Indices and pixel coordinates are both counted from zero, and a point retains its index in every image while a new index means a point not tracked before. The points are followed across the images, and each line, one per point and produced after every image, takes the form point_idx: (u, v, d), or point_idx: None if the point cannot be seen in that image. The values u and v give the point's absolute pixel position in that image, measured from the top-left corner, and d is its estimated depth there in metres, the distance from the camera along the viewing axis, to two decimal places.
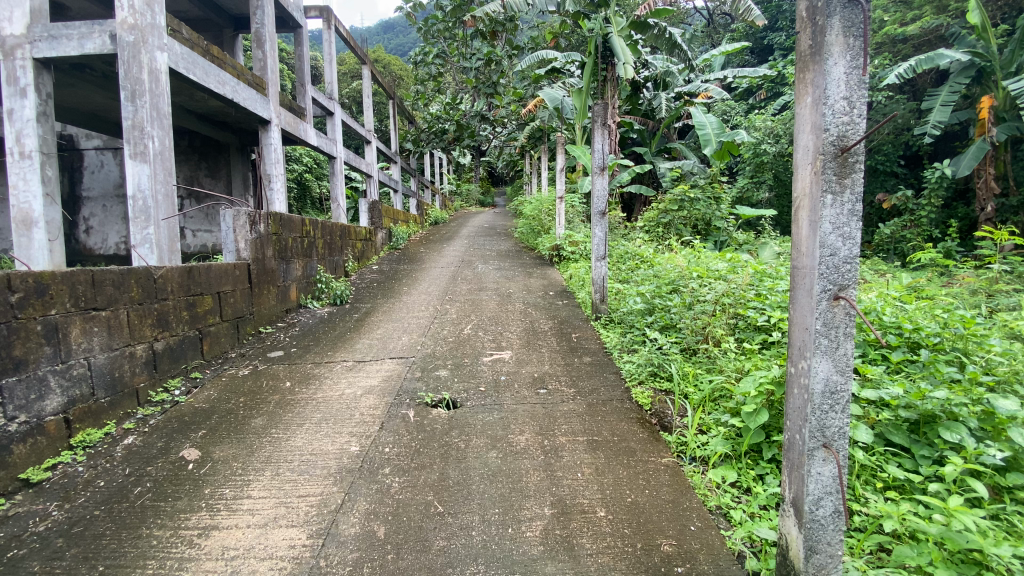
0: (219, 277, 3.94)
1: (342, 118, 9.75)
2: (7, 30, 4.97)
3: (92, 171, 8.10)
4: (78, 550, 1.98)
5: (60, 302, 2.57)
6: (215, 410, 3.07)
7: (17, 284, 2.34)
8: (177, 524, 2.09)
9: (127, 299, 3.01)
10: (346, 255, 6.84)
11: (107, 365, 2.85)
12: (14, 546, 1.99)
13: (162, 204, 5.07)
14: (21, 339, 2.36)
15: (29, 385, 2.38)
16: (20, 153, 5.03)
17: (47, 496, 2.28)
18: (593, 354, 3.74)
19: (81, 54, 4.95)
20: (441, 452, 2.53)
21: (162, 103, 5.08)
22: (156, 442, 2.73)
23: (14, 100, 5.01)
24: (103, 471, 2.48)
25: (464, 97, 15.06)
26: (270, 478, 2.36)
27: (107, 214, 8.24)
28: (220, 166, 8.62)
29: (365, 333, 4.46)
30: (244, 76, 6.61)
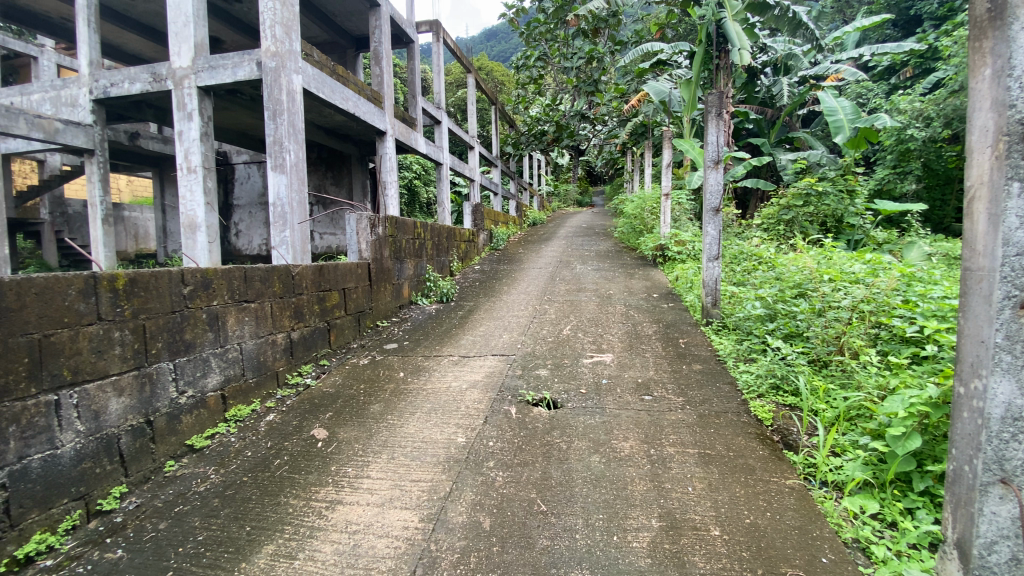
0: (345, 275, 4.34)
1: (449, 125, 10.23)
2: (179, 63, 5.92)
3: (242, 183, 9.41)
4: (229, 510, 2.29)
5: (221, 295, 3.00)
6: (340, 395, 3.38)
7: (189, 278, 2.78)
8: (309, 496, 2.33)
9: (271, 293, 3.43)
10: (451, 255, 7.16)
11: (255, 351, 3.27)
12: (179, 503, 2.35)
13: (296, 210, 5.71)
14: (191, 325, 2.80)
15: (196, 364, 2.81)
16: (189, 169, 5.97)
17: (207, 461, 2.67)
18: (704, 362, 3.52)
19: (233, 80, 5.75)
20: (543, 451, 2.54)
21: (298, 119, 5.72)
22: (292, 420, 3.08)
23: (184, 124, 5.96)
24: (249, 443, 2.85)
25: (565, 98, 15.07)
26: (387, 461, 2.54)
27: (252, 220, 9.48)
28: (343, 174, 9.48)
29: (470, 330, 4.63)
30: (364, 91, 7.24)
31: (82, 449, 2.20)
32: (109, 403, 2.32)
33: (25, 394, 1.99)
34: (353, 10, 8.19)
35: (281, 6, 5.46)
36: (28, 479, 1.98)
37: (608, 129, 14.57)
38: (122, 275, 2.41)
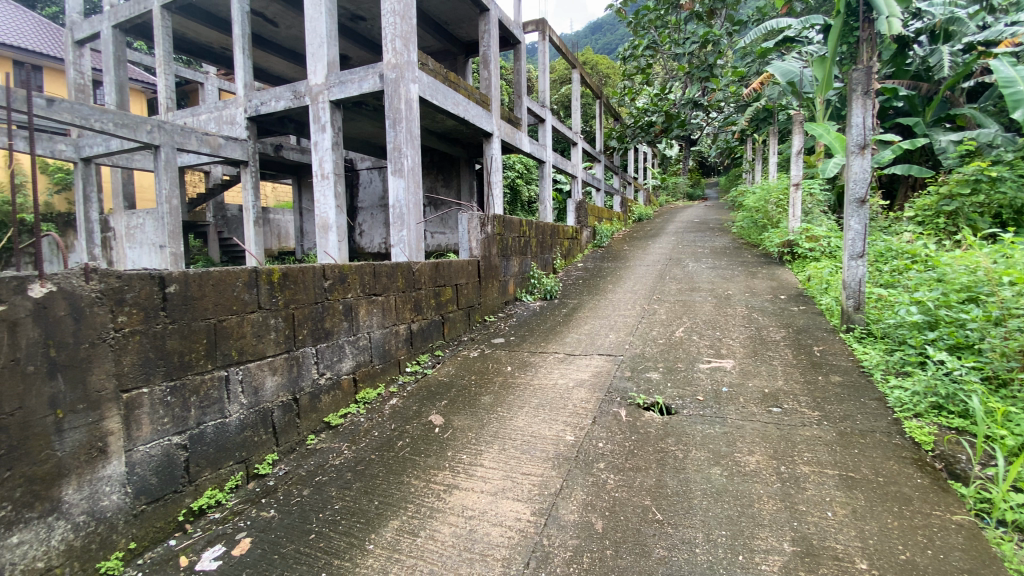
0: (458, 271, 4.57)
1: (553, 122, 10.26)
2: (315, 81, 6.64)
3: (365, 187, 10.32)
4: (360, 483, 2.53)
5: (354, 288, 3.33)
6: (453, 384, 3.57)
7: (329, 273, 3.11)
8: (428, 478, 2.49)
9: (395, 288, 3.72)
10: (555, 253, 7.20)
11: (381, 340, 3.57)
12: (319, 473, 2.65)
13: (412, 211, 6.13)
14: (330, 315, 3.13)
15: (333, 349, 3.14)
16: (322, 175, 6.67)
17: (341, 438, 2.98)
18: (844, 374, 3.15)
19: (360, 93, 6.31)
20: (657, 457, 2.45)
21: (414, 126, 6.11)
22: (412, 406, 3.32)
23: (319, 136, 6.67)
24: (376, 424, 3.13)
25: (675, 86, 14.33)
26: (498, 452, 2.63)
27: (374, 221, 10.34)
28: (453, 176, 9.95)
29: (575, 328, 4.61)
30: (473, 95, 7.53)
31: (245, 419, 2.57)
32: (266, 381, 2.69)
33: (203, 369, 2.37)
34: (464, 17, 8.53)
35: (400, 20, 5.86)
36: (203, 442, 2.36)
37: (723, 116, 13.58)
38: (277, 270, 2.77)
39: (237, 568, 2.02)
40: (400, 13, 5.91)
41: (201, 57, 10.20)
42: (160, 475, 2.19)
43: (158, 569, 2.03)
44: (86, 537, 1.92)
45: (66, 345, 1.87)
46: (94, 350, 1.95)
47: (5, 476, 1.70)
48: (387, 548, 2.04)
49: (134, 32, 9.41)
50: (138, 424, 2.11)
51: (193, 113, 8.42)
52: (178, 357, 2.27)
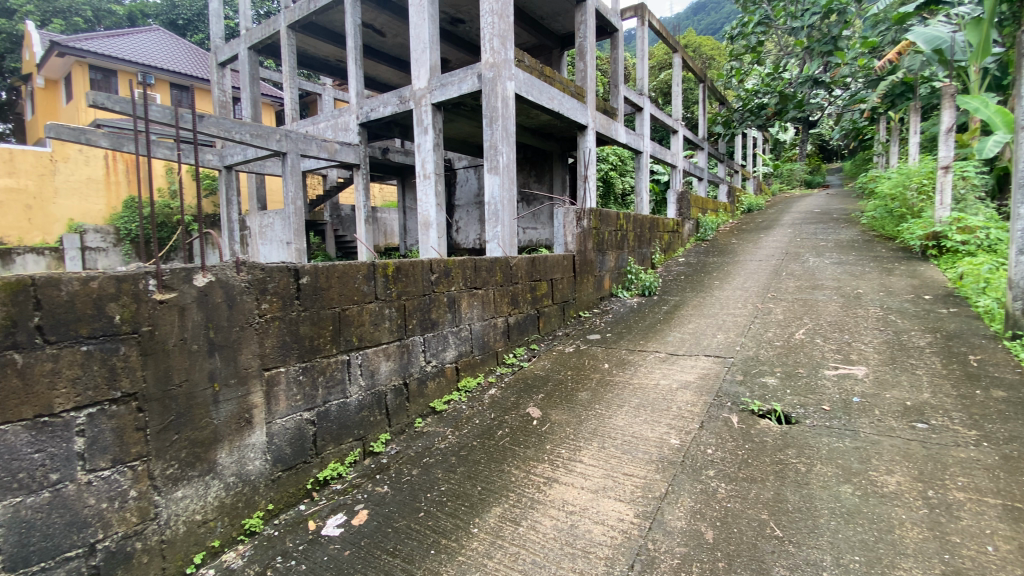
0: (554, 265, 4.57)
1: (652, 111, 9.85)
2: (418, 85, 6.99)
3: (462, 185, 10.71)
4: (464, 468, 2.63)
5: (457, 282, 3.46)
6: (550, 378, 3.59)
7: (435, 267, 3.27)
8: (528, 469, 2.52)
9: (494, 282, 3.81)
10: (654, 247, 6.92)
11: (481, 331, 3.68)
12: (426, 455, 2.81)
13: (507, 207, 6.25)
14: (436, 306, 3.29)
15: (438, 339, 3.30)
16: (425, 175, 7.03)
17: (445, 423, 3.13)
18: (1012, 389, 2.66)
19: (459, 94, 6.53)
20: (775, 469, 2.26)
21: (510, 123, 6.20)
22: (510, 397, 3.39)
23: (422, 138, 7.03)
24: (477, 412, 3.24)
25: (791, 64, 13.05)
26: (598, 450, 2.60)
27: (470, 218, 10.68)
28: (546, 171, 9.94)
29: (677, 327, 4.40)
30: (569, 89, 7.46)
31: (363, 400, 2.80)
32: (381, 366, 2.90)
33: (329, 352, 2.61)
34: (560, 9, 8.47)
35: (498, 19, 5.97)
36: (329, 419, 2.61)
37: (850, 94, 12.10)
38: (390, 264, 2.97)
39: (357, 536, 2.21)
40: (499, 12, 6.02)
41: (320, 70, 11.22)
42: (293, 446, 2.45)
43: (291, 530, 2.29)
44: (235, 496, 2.22)
45: (222, 327, 2.15)
46: (243, 333, 2.23)
47: (176, 438, 2.01)
48: (491, 534, 2.10)
49: (266, 53, 10.60)
50: (277, 400, 2.38)
51: (313, 123, 9.31)
52: (309, 342, 2.52)
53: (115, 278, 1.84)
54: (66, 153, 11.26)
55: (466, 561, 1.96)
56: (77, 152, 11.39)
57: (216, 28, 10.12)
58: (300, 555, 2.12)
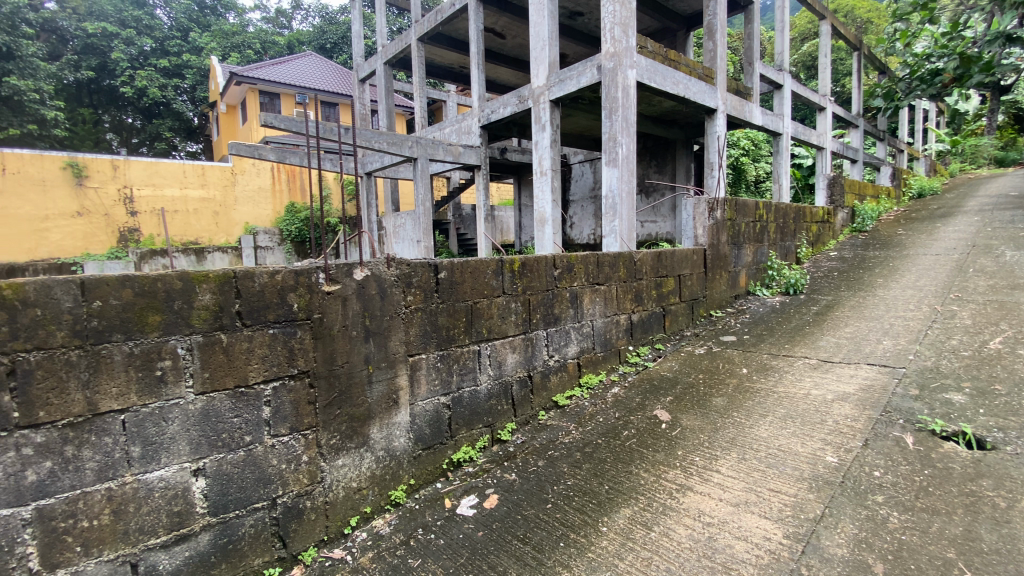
0: (682, 260, 4.32)
1: (792, 88, 8.86)
2: (537, 83, 7.08)
3: (578, 180, 10.65)
4: (591, 466, 2.60)
5: (580, 277, 3.44)
6: (678, 381, 3.41)
7: (558, 262, 3.28)
8: (659, 474, 2.43)
9: (617, 278, 3.72)
10: (798, 239, 6.20)
11: (604, 328, 3.62)
12: (551, 448, 2.84)
13: (626, 201, 6.06)
14: (559, 302, 3.30)
15: (561, 334, 3.31)
16: (542, 172, 7.12)
17: (568, 418, 3.14)
18: None
19: (578, 88, 6.48)
20: (966, 503, 1.90)
21: (631, 113, 6.00)
22: (635, 397, 3.29)
23: (540, 134, 7.11)
24: (601, 409, 3.19)
25: (978, 16, 10.82)
26: (738, 461, 2.41)
27: (584, 213, 10.56)
28: (667, 161, 9.43)
29: (830, 330, 3.90)
30: (695, 71, 6.99)
31: (492, 389, 2.91)
32: (508, 357, 2.99)
33: (462, 342, 2.76)
34: None
35: (620, 7, 5.79)
36: (462, 404, 2.76)
37: None
38: (517, 259, 3.04)
39: (489, 519, 2.31)
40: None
41: (444, 77, 11.90)
42: (432, 428, 2.64)
43: (430, 505, 2.48)
44: (383, 468, 2.45)
45: (375, 316, 2.39)
46: (392, 322, 2.46)
47: (338, 413, 2.28)
48: (621, 534, 2.06)
49: (398, 66, 11.52)
50: (419, 384, 2.58)
51: (439, 128, 9.92)
52: (445, 332, 2.68)
53: (294, 272, 2.13)
54: (243, 167, 13.40)
55: (596, 558, 1.95)
56: (251, 166, 13.48)
57: (357, 48, 11.23)
58: (438, 530, 2.29)
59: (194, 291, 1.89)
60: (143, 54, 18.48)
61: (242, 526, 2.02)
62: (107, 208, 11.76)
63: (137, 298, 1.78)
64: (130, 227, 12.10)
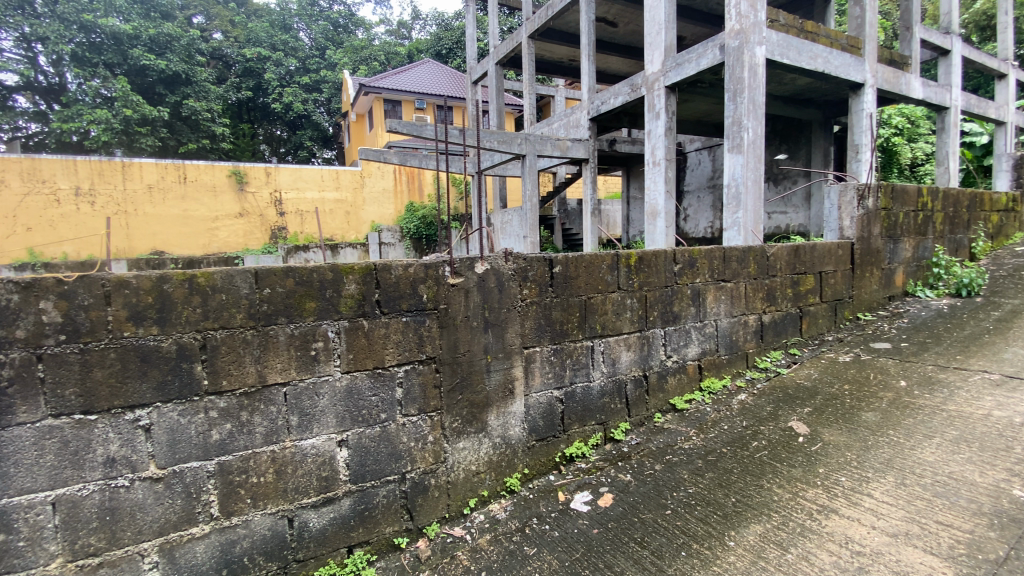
0: (823, 256, 3.86)
1: (964, 52, 7.51)
2: (652, 70, 6.79)
3: (693, 170, 10.07)
4: (714, 475, 2.46)
5: (703, 273, 3.24)
6: (818, 391, 3.07)
7: (680, 257, 3.12)
8: (796, 492, 2.23)
9: (746, 274, 3.44)
10: (974, 232, 5.23)
11: (729, 329, 3.37)
12: (669, 452, 2.72)
13: (751, 190, 5.57)
14: (679, 299, 3.14)
15: (681, 333, 3.15)
16: (655, 162, 6.85)
17: (688, 422, 2.98)
18: None
19: (697, 71, 6.08)
20: None
21: (759, 94, 5.50)
22: (766, 405, 3.03)
23: (653, 123, 6.83)
24: (725, 416, 2.99)
25: None
26: (895, 487, 2.15)
27: (701, 205, 9.96)
28: (800, 145, 8.49)
29: (1018, 341, 3.31)
30: (838, 42, 6.19)
31: (605, 387, 2.86)
32: (622, 355, 2.91)
33: (577, 338, 2.75)
34: None
35: None
36: (576, 399, 2.75)
37: None
38: (634, 254, 2.94)
39: (605, 517, 2.29)
40: None
41: (554, 72, 11.91)
42: (545, 420, 2.67)
43: (544, 496, 2.52)
44: (500, 454, 2.53)
45: (494, 308, 2.47)
46: (509, 314, 2.52)
47: (460, 398, 2.40)
48: (752, 552, 1.93)
49: (509, 65, 11.76)
50: (533, 376, 2.62)
51: (548, 123, 9.98)
52: (560, 326, 2.69)
53: (423, 265, 2.28)
54: (370, 170, 14.71)
55: (723, 572, 1.86)
56: (377, 168, 14.75)
57: (470, 51, 11.67)
58: (552, 522, 2.32)
59: (342, 281, 2.10)
60: (289, 73, 20.97)
61: (377, 496, 2.22)
62: (262, 209, 13.63)
63: (297, 286, 2.02)
64: (279, 226, 13.89)
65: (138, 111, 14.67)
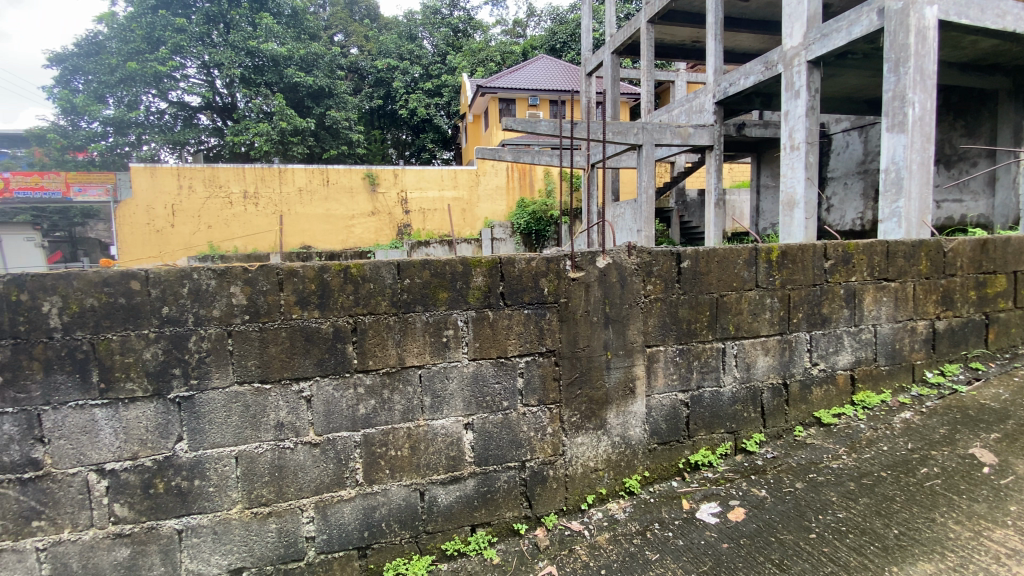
0: (1022, 252, 3.19)
1: None
2: (791, 45, 6.15)
3: (839, 154, 8.91)
4: (869, 501, 2.24)
5: (860, 271, 2.84)
6: (1011, 416, 2.68)
7: (831, 253, 2.77)
8: (978, 530, 2.04)
9: (916, 273, 2.95)
10: None
11: (891, 336, 2.93)
12: (813, 471, 2.48)
13: (917, 174, 4.75)
14: (829, 300, 2.79)
15: (830, 339, 2.80)
16: (793, 146, 6.17)
17: (836, 439, 2.66)
18: None
19: (847, 42, 5.35)
20: None
21: (928, 62, 4.69)
22: (938, 428, 2.65)
23: (792, 104, 6.17)
24: (884, 436, 2.64)
25: None
26: None
27: (848, 193, 8.79)
28: (983, 119, 7.09)
29: None
30: None
31: (737, 393, 2.64)
32: (758, 360, 2.67)
33: (705, 338, 2.57)
34: None
35: None
36: (702, 404, 2.59)
37: None
38: (776, 248, 2.67)
39: (736, 533, 2.16)
40: None
41: (674, 56, 11.27)
42: (668, 423, 2.54)
43: (666, 502, 2.41)
44: (619, 454, 2.47)
45: (615, 304, 2.41)
46: (631, 311, 2.44)
47: (579, 392, 2.38)
48: None
49: (626, 53, 11.38)
50: (656, 376, 2.51)
51: (668, 110, 9.54)
52: (687, 325, 2.54)
53: (545, 259, 2.29)
54: (486, 168, 15.27)
55: None
56: (491, 166, 15.27)
57: (586, 42, 11.49)
58: (676, 530, 2.22)
59: (470, 274, 2.20)
60: (414, 80, 22.50)
61: (499, 480, 2.30)
62: (390, 208, 14.86)
63: (432, 277, 2.16)
64: (404, 223, 15.02)
65: (291, 123, 16.77)
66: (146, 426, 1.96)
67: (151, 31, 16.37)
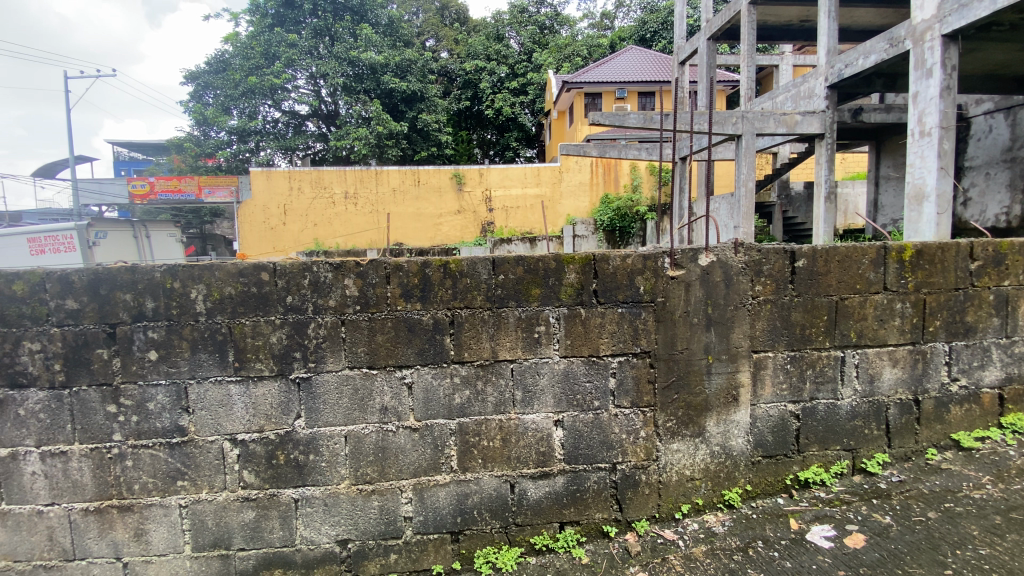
0: None
1: None
2: (921, 17, 5.44)
3: (980, 139, 7.69)
4: (1019, 538, 1.97)
5: (1016, 274, 2.45)
6: None
7: (979, 252, 2.42)
8: None
9: None
10: None
11: None
12: (949, 499, 2.20)
13: None
14: (974, 306, 2.43)
15: (974, 352, 2.44)
16: (923, 132, 5.45)
17: (978, 466, 2.34)
18: None
19: (993, 11, 4.63)
20: None
21: None
22: None
23: (922, 84, 5.44)
24: None
25: None
26: None
27: (992, 184, 7.60)
28: None
29: None
30: None
31: (858, 407, 2.39)
32: (884, 372, 2.40)
33: (821, 345, 2.35)
34: None
35: None
36: (815, 417, 2.37)
37: None
38: (910, 247, 2.37)
39: (854, 561, 1.97)
40: None
41: (779, 38, 10.42)
42: (775, 435, 2.36)
43: (771, 519, 2.25)
44: (718, 464, 2.34)
45: (718, 305, 2.28)
46: (736, 312, 2.29)
47: (675, 397, 2.29)
48: None
49: (723, 38, 10.69)
50: (763, 383, 2.34)
51: (772, 96, 8.88)
52: (800, 330, 2.34)
53: (642, 256, 2.22)
54: (569, 165, 15.18)
55: None
56: (575, 163, 15.14)
57: (679, 29, 10.97)
58: (782, 550, 2.07)
59: (563, 270, 2.19)
60: (500, 79, 22.90)
61: (589, 480, 2.27)
62: (475, 206, 15.28)
63: (525, 274, 2.18)
64: (488, 221, 15.37)
65: (386, 127, 17.81)
66: (271, 403, 2.18)
67: (268, 48, 18.09)
